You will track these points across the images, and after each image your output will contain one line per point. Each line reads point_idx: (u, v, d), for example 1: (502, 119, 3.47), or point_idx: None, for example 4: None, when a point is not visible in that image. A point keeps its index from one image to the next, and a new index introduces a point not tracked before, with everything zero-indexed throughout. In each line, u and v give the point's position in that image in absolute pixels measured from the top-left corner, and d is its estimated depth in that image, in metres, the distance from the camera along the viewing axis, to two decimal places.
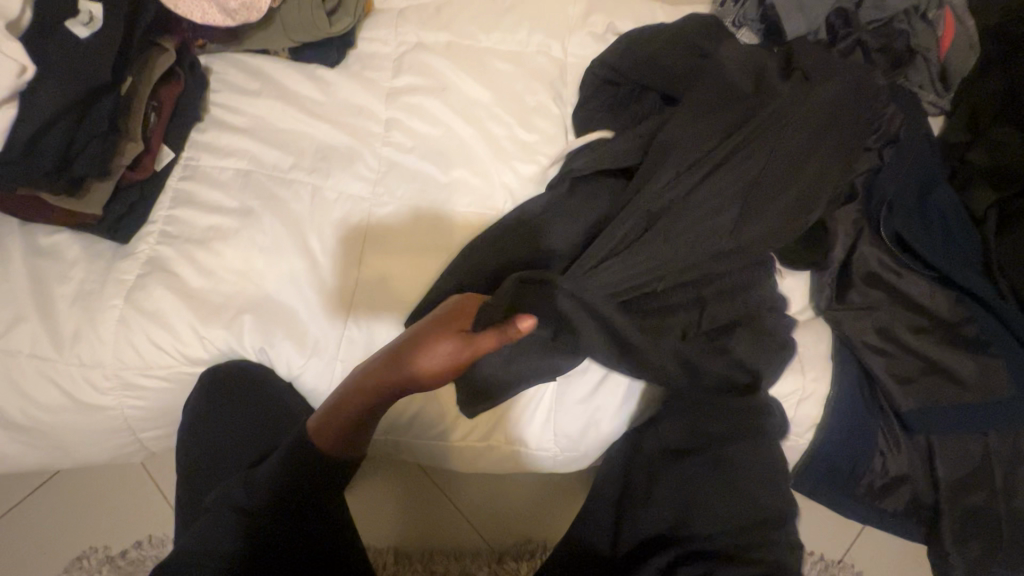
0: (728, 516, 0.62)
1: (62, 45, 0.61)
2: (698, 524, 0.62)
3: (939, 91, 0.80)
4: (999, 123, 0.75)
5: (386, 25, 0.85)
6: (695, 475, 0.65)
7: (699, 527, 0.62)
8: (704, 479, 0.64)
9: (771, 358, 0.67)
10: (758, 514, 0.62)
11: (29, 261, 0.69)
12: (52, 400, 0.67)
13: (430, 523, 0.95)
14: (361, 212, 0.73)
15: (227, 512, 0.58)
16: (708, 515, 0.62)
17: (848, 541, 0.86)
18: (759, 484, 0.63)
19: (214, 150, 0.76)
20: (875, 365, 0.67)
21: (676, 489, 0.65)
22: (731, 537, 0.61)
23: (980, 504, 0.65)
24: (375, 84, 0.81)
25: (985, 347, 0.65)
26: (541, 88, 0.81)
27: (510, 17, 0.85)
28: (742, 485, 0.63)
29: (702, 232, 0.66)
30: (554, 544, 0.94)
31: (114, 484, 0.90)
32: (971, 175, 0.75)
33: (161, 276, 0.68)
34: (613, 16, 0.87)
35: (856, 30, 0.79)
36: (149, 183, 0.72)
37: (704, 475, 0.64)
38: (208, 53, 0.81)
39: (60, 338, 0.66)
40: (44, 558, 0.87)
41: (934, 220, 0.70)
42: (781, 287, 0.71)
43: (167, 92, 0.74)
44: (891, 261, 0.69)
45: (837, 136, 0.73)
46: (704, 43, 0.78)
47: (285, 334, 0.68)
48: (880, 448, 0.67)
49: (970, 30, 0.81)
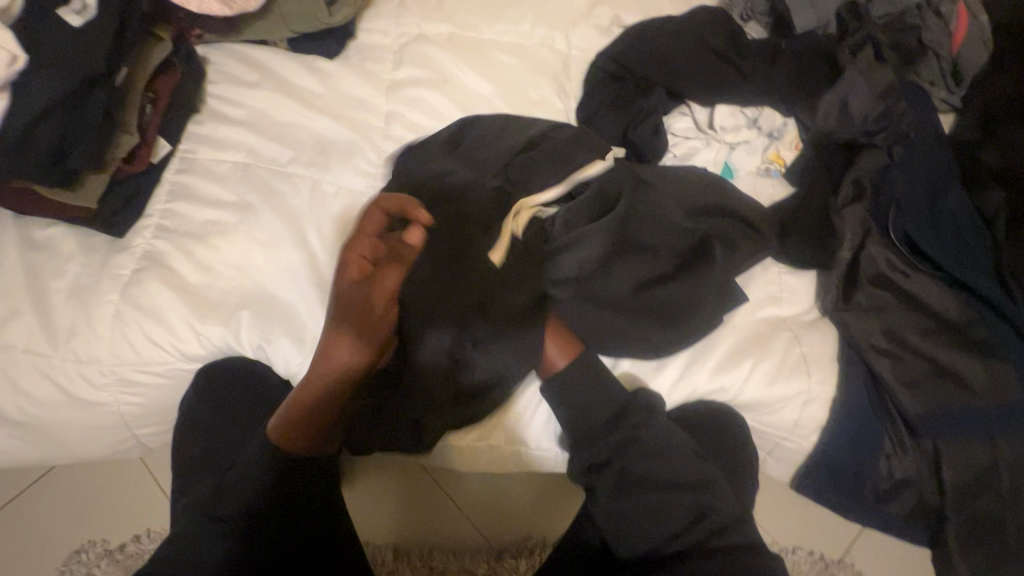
0: (665, 517, 0.60)
1: (54, 34, 0.59)
2: (635, 526, 0.60)
3: (949, 87, 0.78)
4: (1012, 122, 0.74)
5: (387, 16, 0.83)
6: (626, 476, 0.62)
7: (637, 528, 0.60)
8: (636, 477, 0.61)
9: (777, 358, 0.66)
10: (698, 504, 0.60)
11: (24, 255, 0.67)
12: (47, 396, 0.67)
13: (428, 520, 0.94)
14: (360, 207, 0.72)
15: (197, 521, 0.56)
16: (643, 516, 0.60)
17: (847, 541, 0.86)
18: (695, 477, 0.62)
19: (212, 142, 0.74)
20: (881, 368, 0.66)
21: (613, 497, 0.61)
22: (675, 537, 0.59)
23: (986, 509, 0.65)
24: (375, 77, 0.80)
25: (994, 350, 0.65)
26: (544, 82, 0.80)
27: (514, 10, 0.83)
28: (679, 478, 0.61)
29: (723, 246, 0.67)
30: (552, 542, 0.94)
31: (112, 478, 0.90)
32: (981, 174, 0.74)
33: (157, 271, 0.67)
34: (618, 9, 0.85)
35: (867, 23, 0.77)
36: (145, 176, 0.71)
37: (630, 477, 0.62)
38: (206, 44, 0.80)
39: (56, 333, 0.66)
40: (41, 552, 0.87)
41: (944, 220, 0.69)
42: (787, 287, 0.70)
43: (163, 83, 0.72)
44: (901, 261, 0.68)
45: (847, 132, 0.72)
46: (711, 36, 0.77)
47: (283, 330, 0.68)
48: (886, 452, 0.66)
49: (983, 25, 0.79)
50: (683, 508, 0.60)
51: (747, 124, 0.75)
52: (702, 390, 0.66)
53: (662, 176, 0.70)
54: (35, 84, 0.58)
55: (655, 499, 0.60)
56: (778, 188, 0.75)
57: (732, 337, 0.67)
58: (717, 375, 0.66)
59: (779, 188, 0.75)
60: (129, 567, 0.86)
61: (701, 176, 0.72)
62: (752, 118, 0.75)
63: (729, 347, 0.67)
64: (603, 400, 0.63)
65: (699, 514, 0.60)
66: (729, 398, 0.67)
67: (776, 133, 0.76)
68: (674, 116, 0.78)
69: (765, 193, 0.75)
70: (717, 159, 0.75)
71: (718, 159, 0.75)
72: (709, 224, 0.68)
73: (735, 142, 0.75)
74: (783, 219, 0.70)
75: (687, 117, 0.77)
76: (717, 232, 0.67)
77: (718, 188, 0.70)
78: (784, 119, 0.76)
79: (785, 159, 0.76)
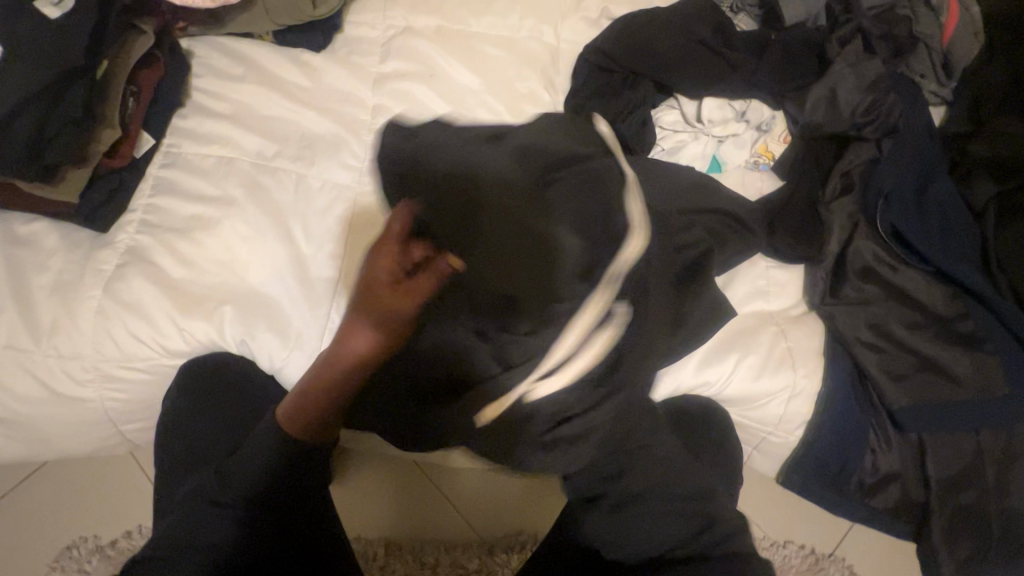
0: (673, 522, 0.57)
1: (31, 27, 0.59)
2: (633, 534, 0.58)
3: (940, 79, 0.78)
4: (1004, 112, 0.73)
5: (374, 8, 0.82)
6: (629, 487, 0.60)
7: (634, 536, 0.58)
8: (636, 486, 0.60)
9: (763, 352, 0.66)
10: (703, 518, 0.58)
11: (5, 250, 0.67)
12: (30, 392, 0.66)
13: (419, 515, 0.95)
14: (345, 201, 0.72)
15: (204, 507, 0.55)
16: (652, 523, 0.58)
17: (837, 536, 0.86)
18: (700, 488, 0.60)
19: (196, 136, 0.74)
20: (867, 362, 0.65)
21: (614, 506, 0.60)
22: (683, 545, 0.57)
23: (973, 503, 0.65)
24: (361, 70, 0.79)
25: (981, 344, 0.64)
26: (532, 75, 0.79)
27: (502, 2, 0.82)
28: (685, 489, 0.60)
29: (715, 240, 0.66)
30: (543, 537, 0.95)
31: (101, 474, 0.90)
32: (972, 167, 0.73)
33: (140, 266, 0.67)
34: (608, 1, 0.84)
35: (857, 15, 0.77)
36: (128, 170, 0.70)
37: (628, 492, 0.59)
38: (190, 37, 0.79)
39: (38, 329, 0.65)
40: (30, 547, 0.86)
41: (933, 214, 0.69)
42: (775, 281, 0.70)
43: (145, 77, 0.71)
44: (888, 255, 0.67)
45: (835, 125, 0.71)
46: (700, 28, 0.76)
47: (268, 326, 0.67)
48: (871, 446, 0.66)
49: (974, 16, 0.78)
50: (687, 512, 0.58)
51: (735, 117, 0.75)
52: (686, 385, 0.66)
53: (658, 168, 0.69)
54: (11, 78, 0.58)
55: (668, 503, 0.59)
56: (767, 181, 0.75)
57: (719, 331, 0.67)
58: (702, 369, 0.65)
59: (768, 181, 0.75)
60: (119, 563, 0.86)
61: (695, 172, 0.71)
62: (740, 111, 0.75)
63: (715, 341, 0.66)
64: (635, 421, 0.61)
65: (699, 525, 0.57)
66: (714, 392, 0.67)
67: (765, 125, 0.75)
68: (662, 109, 0.78)
69: (755, 186, 0.74)
70: (704, 151, 0.75)
71: (706, 152, 0.75)
72: (706, 221, 0.67)
73: (722, 134, 0.74)
74: (771, 212, 0.69)
75: (675, 109, 0.77)
76: (711, 228, 0.66)
77: (708, 184, 0.69)
78: (773, 111, 0.76)
79: (773, 151, 0.75)
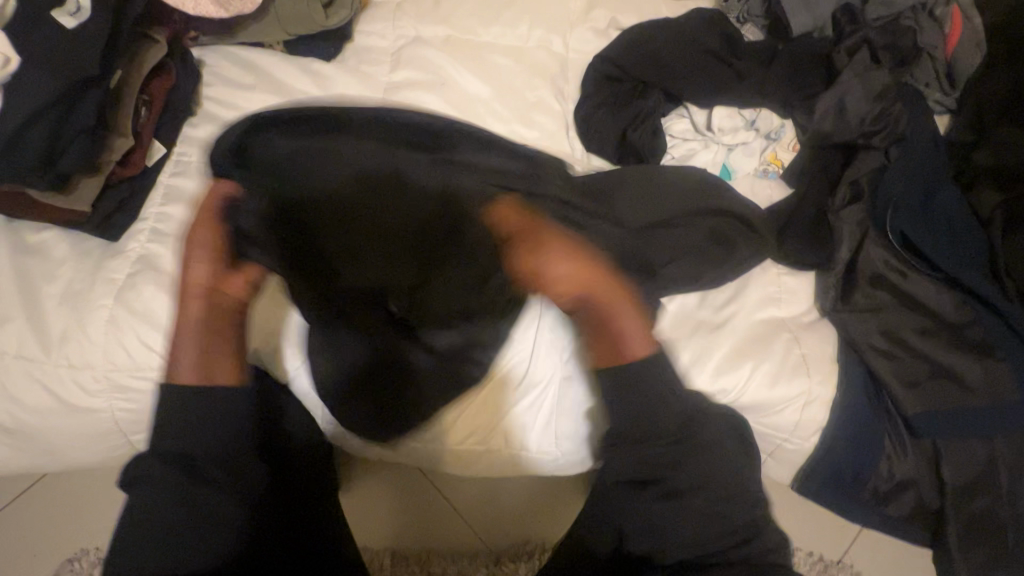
0: (714, 526, 0.57)
1: (47, 36, 0.59)
2: (676, 535, 0.57)
3: (945, 88, 0.79)
4: (1005, 123, 0.74)
5: (384, 19, 0.83)
6: (675, 486, 0.57)
7: (679, 539, 0.57)
8: (690, 483, 0.57)
9: (777, 359, 0.66)
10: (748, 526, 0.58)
11: (15, 259, 0.67)
12: (39, 402, 0.66)
13: (426, 526, 0.95)
14: None
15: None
16: (690, 526, 0.57)
17: (845, 543, 0.86)
18: (738, 491, 0.58)
19: (208, 145, 0.74)
20: (882, 369, 0.66)
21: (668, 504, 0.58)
22: (727, 550, 0.57)
23: (986, 508, 0.65)
24: (371, 79, 0.79)
25: (993, 351, 0.65)
26: (541, 84, 0.80)
27: (510, 12, 0.83)
28: (724, 489, 0.58)
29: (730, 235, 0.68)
30: (553, 545, 0.94)
31: (105, 485, 0.89)
32: (977, 176, 0.74)
33: (152, 275, 0.67)
34: (615, 12, 0.85)
35: (862, 26, 0.78)
36: (139, 179, 0.70)
37: (679, 487, 0.57)
38: (201, 46, 0.79)
39: (48, 338, 0.65)
40: (31, 560, 0.85)
41: (941, 221, 0.70)
42: (786, 288, 0.70)
43: (157, 86, 0.71)
44: (899, 261, 0.68)
45: (844, 134, 0.72)
46: (709, 38, 0.77)
47: (281, 336, 0.67)
48: (886, 452, 0.67)
49: (978, 26, 0.78)
50: (737, 522, 0.57)
51: (745, 126, 0.76)
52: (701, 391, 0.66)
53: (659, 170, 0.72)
54: (26, 87, 0.58)
55: (714, 507, 0.57)
56: (777, 189, 0.75)
57: (733, 338, 0.67)
58: (717, 376, 0.66)
59: (778, 188, 0.75)
60: None
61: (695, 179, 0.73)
62: (749, 120, 0.76)
63: (729, 348, 0.67)
64: (671, 425, 0.56)
65: (746, 534, 0.57)
66: (730, 401, 0.67)
67: (774, 134, 0.76)
68: (671, 118, 0.79)
69: (765, 194, 0.75)
70: (715, 160, 0.75)
71: (716, 161, 0.75)
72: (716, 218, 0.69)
73: (732, 143, 0.75)
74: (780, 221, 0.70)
75: (684, 118, 0.78)
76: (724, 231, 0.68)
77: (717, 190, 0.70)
78: (782, 120, 0.76)
79: (783, 159, 0.76)
